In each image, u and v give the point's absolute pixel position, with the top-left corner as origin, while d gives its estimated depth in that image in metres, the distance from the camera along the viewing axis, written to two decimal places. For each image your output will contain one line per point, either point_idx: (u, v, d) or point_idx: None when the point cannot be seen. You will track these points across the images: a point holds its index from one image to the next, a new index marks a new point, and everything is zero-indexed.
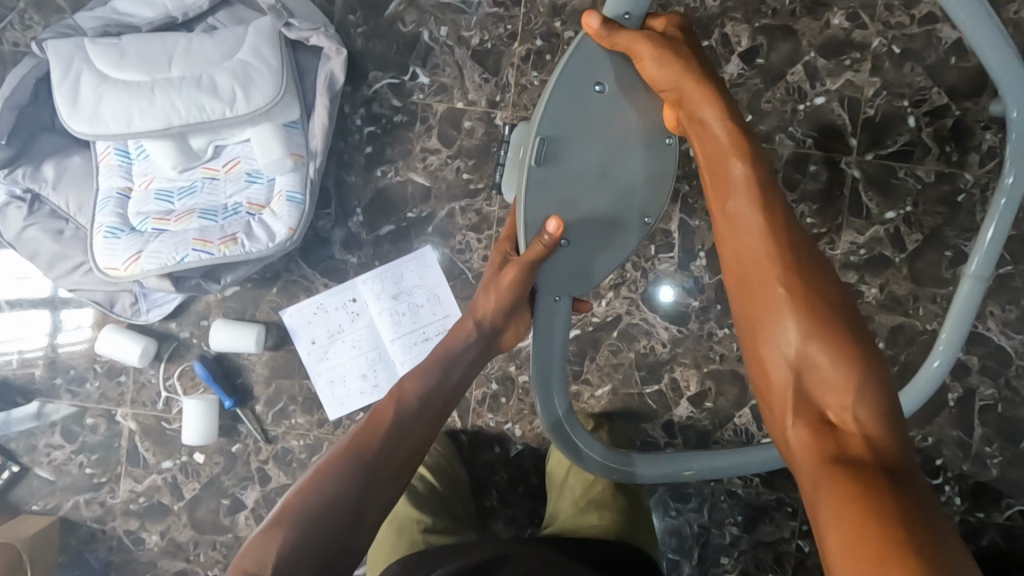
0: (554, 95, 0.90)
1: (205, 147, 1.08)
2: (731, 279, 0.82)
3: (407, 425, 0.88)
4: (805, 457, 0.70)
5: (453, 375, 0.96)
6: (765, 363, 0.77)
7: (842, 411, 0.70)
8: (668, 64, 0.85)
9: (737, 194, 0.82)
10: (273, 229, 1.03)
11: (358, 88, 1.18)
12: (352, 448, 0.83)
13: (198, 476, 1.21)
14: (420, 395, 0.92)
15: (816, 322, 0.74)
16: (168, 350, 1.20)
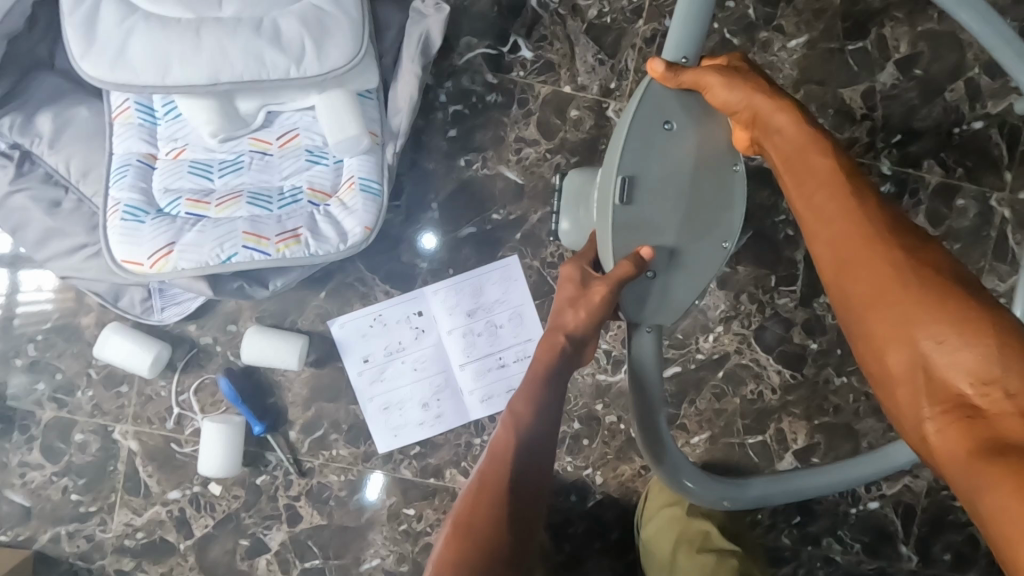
0: (628, 131, 0.76)
1: (255, 112, 0.85)
2: (820, 260, 0.61)
3: (528, 479, 0.69)
4: (957, 458, 0.48)
5: (553, 395, 0.75)
6: (876, 347, 0.54)
7: (988, 387, 0.48)
8: (736, 85, 0.71)
9: (811, 179, 0.64)
10: (344, 224, 0.82)
11: (446, 56, 0.97)
12: (481, 521, 0.65)
13: (213, 511, 1.00)
14: (535, 432, 0.72)
15: (927, 286, 0.53)
16: (183, 359, 0.97)
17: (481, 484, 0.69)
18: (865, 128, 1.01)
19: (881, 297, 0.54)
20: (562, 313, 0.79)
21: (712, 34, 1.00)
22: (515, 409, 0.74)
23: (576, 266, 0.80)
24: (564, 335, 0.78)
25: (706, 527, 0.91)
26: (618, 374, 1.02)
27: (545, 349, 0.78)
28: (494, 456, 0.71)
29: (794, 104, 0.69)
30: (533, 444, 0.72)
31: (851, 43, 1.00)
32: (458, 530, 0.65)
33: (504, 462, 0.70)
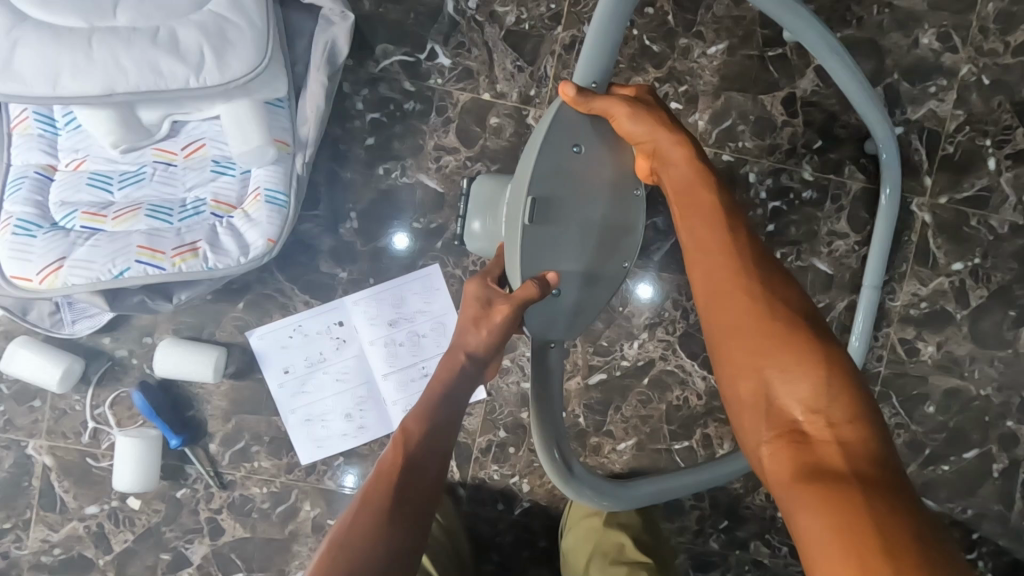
0: (539, 152, 0.73)
1: (158, 122, 0.83)
2: (695, 288, 0.65)
3: (414, 492, 0.68)
4: (780, 478, 0.52)
5: (448, 410, 0.74)
6: (732, 374, 0.59)
7: (814, 416, 0.53)
8: (643, 116, 0.72)
9: (696, 213, 0.68)
10: (247, 240, 0.80)
11: (363, 64, 0.96)
12: (357, 537, 0.63)
13: (133, 526, 0.98)
14: (426, 446, 0.71)
15: (780, 321, 0.58)
16: (98, 372, 0.96)
17: (365, 494, 0.68)
18: (786, 134, 1.01)
19: (742, 329, 0.59)
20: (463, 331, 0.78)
21: (632, 42, 1.00)
22: (409, 422, 0.73)
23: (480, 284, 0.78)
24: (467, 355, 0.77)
25: (621, 541, 0.92)
26: None
27: (445, 367, 0.77)
28: (381, 469, 0.70)
29: (690, 139, 0.72)
30: (422, 458, 0.71)
31: (771, 50, 1.00)
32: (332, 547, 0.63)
33: (390, 476, 0.69)
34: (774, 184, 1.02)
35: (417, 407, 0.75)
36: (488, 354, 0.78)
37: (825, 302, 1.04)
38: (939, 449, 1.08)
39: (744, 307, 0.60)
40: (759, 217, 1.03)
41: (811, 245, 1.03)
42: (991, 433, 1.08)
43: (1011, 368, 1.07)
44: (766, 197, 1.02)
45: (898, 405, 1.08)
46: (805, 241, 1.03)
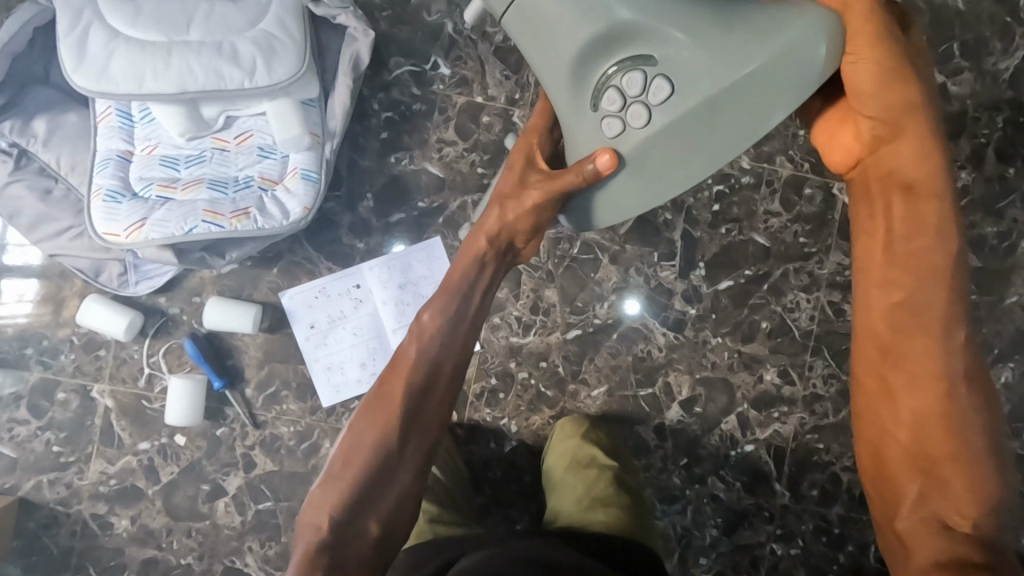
0: (752, 118, 0.69)
1: (216, 117, 1.04)
2: (876, 363, 0.73)
3: (431, 377, 0.84)
4: (923, 552, 0.66)
5: (464, 303, 0.88)
6: (900, 458, 0.70)
7: (960, 514, 0.66)
8: (890, 94, 0.70)
9: (916, 283, 0.70)
10: (289, 205, 1.00)
11: (380, 73, 1.18)
12: (382, 411, 0.82)
13: (178, 460, 1.15)
14: (435, 339, 0.86)
15: (964, 427, 0.68)
16: (153, 326, 1.14)
17: (388, 378, 0.85)
18: None
19: (922, 413, 0.69)
20: (512, 198, 0.88)
21: None
22: (423, 319, 0.88)
23: (576, 172, 0.78)
24: (482, 239, 0.89)
25: (593, 453, 1.09)
26: (528, 336, 1.21)
27: (467, 256, 0.90)
28: (403, 357, 0.86)
29: (933, 164, 0.71)
30: (434, 349, 0.86)
31: None
32: (364, 418, 0.83)
33: (404, 366, 0.85)
34: (717, 172, 1.24)
35: (435, 298, 0.89)
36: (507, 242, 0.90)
37: (763, 269, 1.24)
38: None
39: (926, 401, 0.69)
40: (705, 198, 1.24)
41: (750, 222, 1.24)
42: None
43: None
44: (711, 181, 1.23)
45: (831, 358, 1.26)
46: (745, 220, 1.24)
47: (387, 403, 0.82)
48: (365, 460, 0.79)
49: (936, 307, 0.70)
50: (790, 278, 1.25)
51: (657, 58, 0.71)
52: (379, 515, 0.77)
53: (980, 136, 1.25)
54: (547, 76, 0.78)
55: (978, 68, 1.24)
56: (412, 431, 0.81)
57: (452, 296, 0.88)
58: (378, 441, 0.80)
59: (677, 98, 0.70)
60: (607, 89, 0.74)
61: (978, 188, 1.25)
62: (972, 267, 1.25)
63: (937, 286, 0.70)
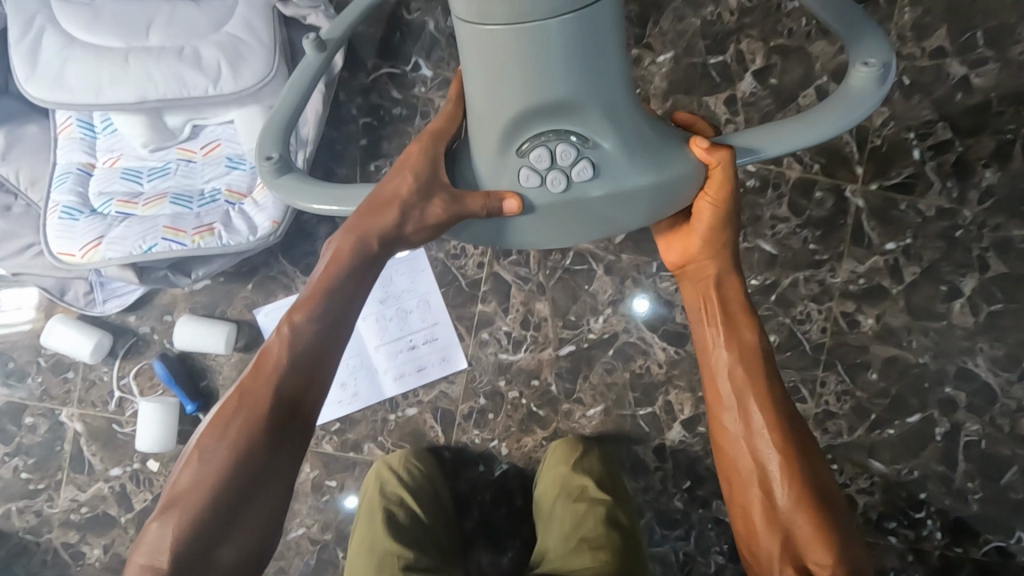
0: (652, 208, 0.74)
1: (181, 126, 0.98)
2: (725, 435, 0.79)
3: (301, 385, 0.72)
4: None
5: (336, 299, 0.74)
6: (760, 518, 0.74)
7: (819, 565, 0.70)
8: (718, 221, 0.79)
9: (739, 363, 0.80)
10: (255, 220, 0.94)
11: (357, 76, 1.11)
12: (239, 423, 0.69)
13: (151, 487, 1.10)
14: (307, 345, 0.72)
15: (801, 483, 0.74)
16: (124, 346, 1.09)
17: (247, 385, 0.71)
18: (729, 131, 1.14)
19: (762, 473, 0.75)
20: (409, 207, 0.73)
21: None
22: (291, 321, 0.73)
23: (481, 204, 0.71)
24: (356, 240, 0.74)
25: (585, 483, 1.03)
26: (518, 353, 1.13)
27: (341, 253, 0.74)
28: (266, 358, 0.72)
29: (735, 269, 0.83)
30: (302, 358, 0.72)
31: (713, 57, 1.14)
32: (215, 437, 0.68)
33: (268, 377, 0.71)
34: None
35: (305, 297, 0.74)
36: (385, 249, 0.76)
37: (768, 279, 1.16)
38: (882, 413, 1.19)
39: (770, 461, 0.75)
40: None
41: (755, 228, 1.16)
42: (929, 398, 1.18)
43: (945, 337, 1.17)
44: None
45: (842, 372, 1.18)
46: (749, 225, 1.17)
47: (246, 420, 0.69)
48: (215, 488, 0.66)
49: (755, 382, 0.79)
50: (800, 288, 1.17)
51: (587, 133, 0.69)
52: (237, 545, 0.66)
53: (1005, 132, 1.15)
54: (483, 103, 0.68)
55: (1004, 58, 1.14)
56: (276, 445, 0.69)
57: (326, 295, 0.74)
58: (232, 467, 0.67)
59: (595, 177, 0.70)
60: (533, 146, 0.69)
61: (1003, 188, 1.15)
62: (997, 273, 1.16)
63: (753, 361, 0.80)
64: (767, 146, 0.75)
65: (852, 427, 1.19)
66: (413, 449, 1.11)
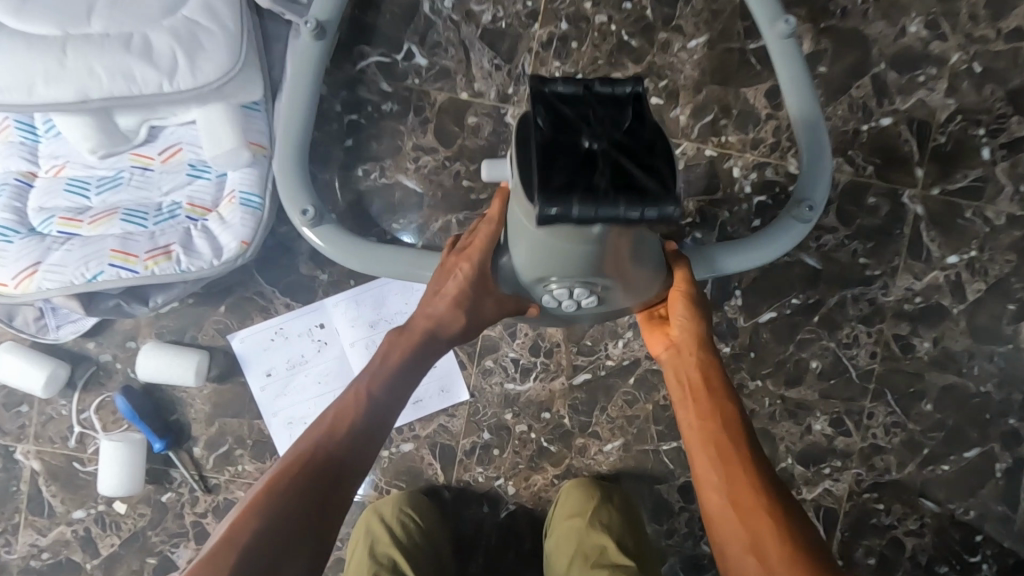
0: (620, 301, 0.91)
1: (136, 127, 0.84)
2: (708, 503, 0.74)
3: (365, 443, 0.74)
4: None
5: (413, 361, 0.81)
6: None
7: None
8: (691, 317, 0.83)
9: (717, 431, 0.78)
10: (221, 241, 0.80)
11: (340, 65, 0.96)
12: (313, 471, 0.69)
13: (119, 530, 0.99)
14: (386, 404, 0.78)
15: (792, 547, 0.67)
16: (83, 377, 0.97)
17: (327, 427, 0.73)
18: (770, 128, 0.98)
19: (749, 541, 0.69)
20: (473, 317, 0.80)
21: (610, 36, 0.97)
22: (378, 375, 0.78)
23: (513, 308, 0.79)
24: (435, 316, 0.81)
25: (603, 543, 0.90)
26: (526, 383, 1.01)
27: (425, 322, 0.81)
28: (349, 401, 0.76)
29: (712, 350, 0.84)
30: (377, 413, 0.76)
31: (753, 41, 0.98)
32: (267, 490, 0.66)
33: (334, 441, 0.72)
34: (758, 179, 0.99)
35: (393, 351, 0.80)
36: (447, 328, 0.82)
37: (812, 298, 1.02)
38: (937, 447, 1.05)
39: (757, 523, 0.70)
40: (743, 211, 0.99)
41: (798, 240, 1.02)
42: (991, 431, 1.04)
43: (1010, 363, 1.03)
44: (749, 191, 0.99)
45: (893, 402, 1.05)
46: None
47: (307, 480, 0.68)
48: (251, 546, 0.61)
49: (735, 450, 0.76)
50: (847, 308, 1.02)
51: (612, 286, 0.72)
52: None
53: None
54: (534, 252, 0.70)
55: None
56: (326, 513, 0.67)
57: (409, 359, 0.81)
58: (283, 530, 0.64)
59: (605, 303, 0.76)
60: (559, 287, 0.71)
61: None
62: None
63: (734, 433, 0.77)
64: (729, 267, 0.89)
65: (902, 464, 1.05)
66: (411, 493, 0.99)
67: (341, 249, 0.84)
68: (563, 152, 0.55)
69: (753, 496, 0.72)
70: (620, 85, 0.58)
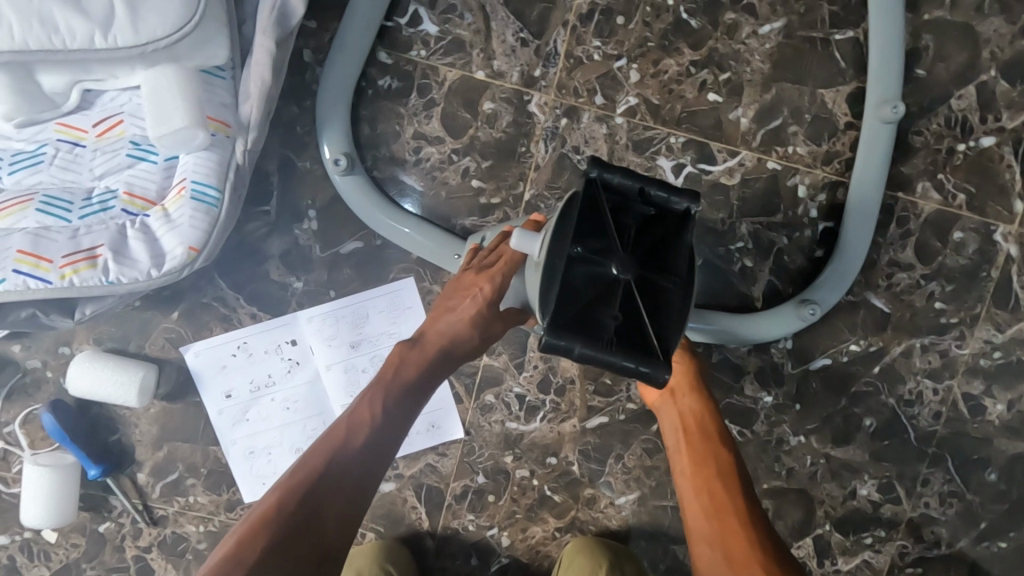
0: None
1: (64, 91, 0.67)
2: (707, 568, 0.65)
3: (369, 472, 0.62)
4: None
5: (426, 373, 0.69)
6: None
7: None
8: (686, 367, 0.75)
9: (713, 481, 0.69)
10: (159, 247, 0.64)
11: (331, 27, 0.78)
12: (307, 507, 0.57)
13: (48, 561, 0.85)
14: (393, 422, 0.66)
15: None
16: (6, 384, 0.81)
17: (324, 451, 0.62)
18: (847, 140, 0.81)
19: None
20: (490, 335, 0.71)
21: (666, 12, 0.79)
22: (385, 391, 0.67)
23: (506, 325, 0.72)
24: (450, 326, 0.70)
25: None
26: (532, 423, 0.86)
27: (438, 335, 0.70)
28: (352, 419, 0.65)
29: (709, 397, 0.75)
30: (384, 434, 0.65)
31: (838, 32, 0.80)
32: (251, 531, 0.55)
33: (328, 475, 0.60)
34: (828, 201, 0.83)
35: (401, 361, 0.69)
36: (465, 341, 0.70)
37: (873, 345, 0.87)
38: (997, 522, 0.90)
39: None
40: (805, 238, 0.83)
41: (864, 277, 0.86)
42: None
43: None
44: (815, 215, 0.83)
45: (953, 469, 0.89)
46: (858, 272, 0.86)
47: (296, 517, 0.56)
48: None
49: (733, 502, 0.68)
50: (913, 359, 0.87)
51: None
52: None
53: None
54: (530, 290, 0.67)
55: None
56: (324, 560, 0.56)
57: (422, 372, 0.69)
58: None
59: None
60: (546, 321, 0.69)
61: None
62: None
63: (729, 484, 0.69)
64: (707, 337, 0.82)
65: (958, 541, 0.90)
66: (392, 551, 0.85)
67: (367, 211, 0.77)
68: (588, 276, 0.52)
69: (753, 559, 0.64)
70: (673, 197, 0.55)
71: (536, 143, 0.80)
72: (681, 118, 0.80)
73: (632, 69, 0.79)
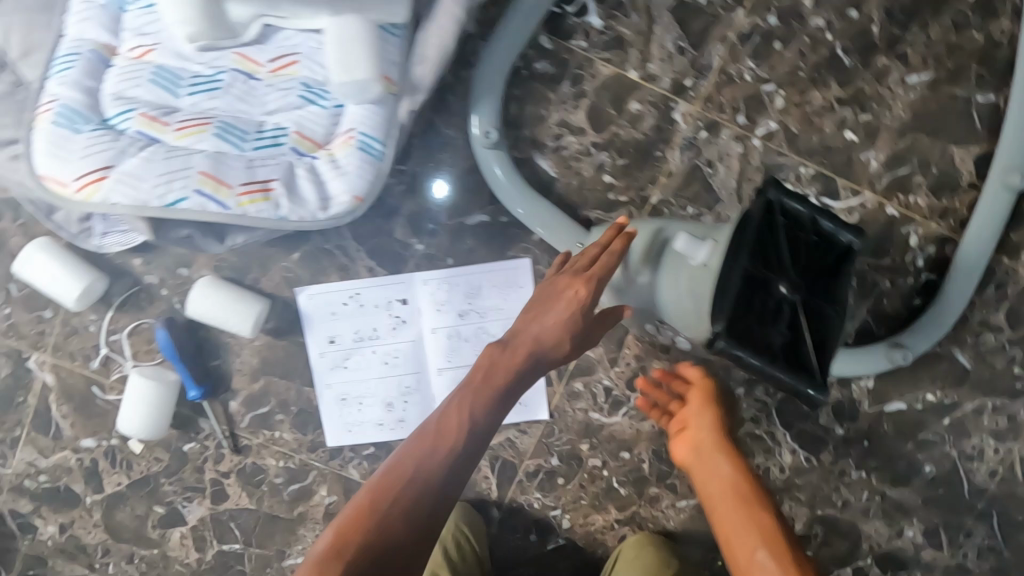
0: None
1: (247, 22, 0.67)
2: None
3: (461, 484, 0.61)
4: None
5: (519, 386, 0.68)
6: None
7: None
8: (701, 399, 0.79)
9: (742, 505, 0.70)
10: (326, 193, 0.67)
11: (499, 3, 0.80)
12: (390, 517, 0.56)
13: (130, 469, 0.88)
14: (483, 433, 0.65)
15: None
16: (120, 295, 0.83)
17: (405, 461, 0.61)
18: (969, 199, 0.83)
19: None
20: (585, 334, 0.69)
21: (822, 46, 0.81)
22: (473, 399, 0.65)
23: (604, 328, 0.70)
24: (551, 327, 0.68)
25: None
26: (613, 417, 0.89)
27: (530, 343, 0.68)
28: (434, 427, 0.63)
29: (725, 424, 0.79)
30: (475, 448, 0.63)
31: (981, 94, 0.82)
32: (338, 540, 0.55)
33: (411, 484, 0.59)
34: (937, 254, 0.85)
35: (486, 366, 0.67)
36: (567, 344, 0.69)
37: (948, 397, 0.90)
38: None
39: None
40: (908, 286, 0.86)
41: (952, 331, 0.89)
42: None
43: None
44: (921, 264, 0.85)
45: (999, 529, 0.92)
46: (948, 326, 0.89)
47: (373, 532, 0.55)
48: None
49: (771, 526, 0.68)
50: (983, 418, 0.90)
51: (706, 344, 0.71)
52: None
53: None
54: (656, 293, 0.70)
55: None
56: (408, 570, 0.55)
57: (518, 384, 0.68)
58: None
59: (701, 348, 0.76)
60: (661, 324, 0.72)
61: None
62: None
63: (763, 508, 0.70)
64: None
65: None
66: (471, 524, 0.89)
67: (503, 187, 0.80)
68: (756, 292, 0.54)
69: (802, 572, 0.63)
70: (842, 230, 0.56)
71: (672, 150, 0.82)
72: (816, 150, 0.82)
73: (778, 94, 0.81)
